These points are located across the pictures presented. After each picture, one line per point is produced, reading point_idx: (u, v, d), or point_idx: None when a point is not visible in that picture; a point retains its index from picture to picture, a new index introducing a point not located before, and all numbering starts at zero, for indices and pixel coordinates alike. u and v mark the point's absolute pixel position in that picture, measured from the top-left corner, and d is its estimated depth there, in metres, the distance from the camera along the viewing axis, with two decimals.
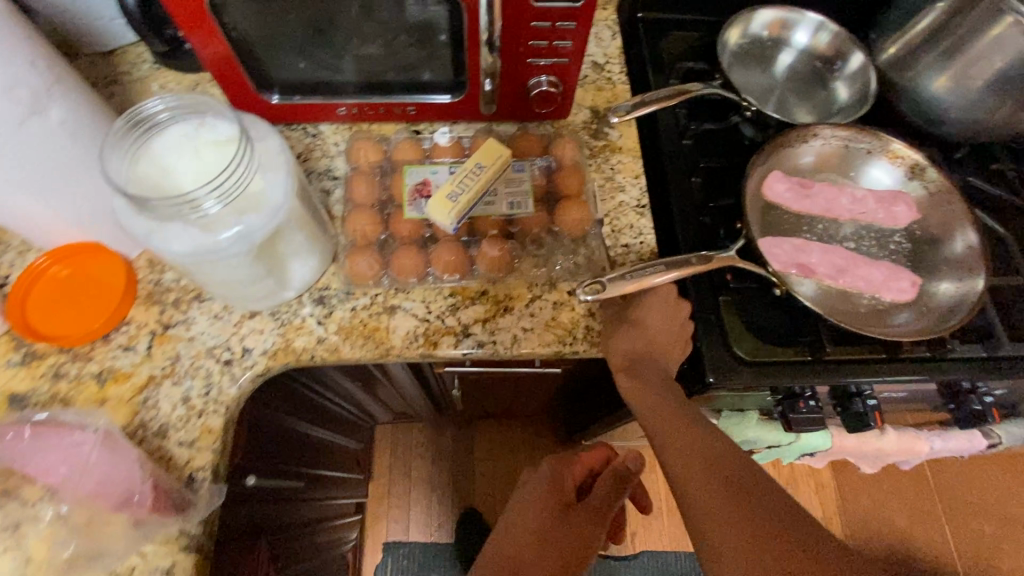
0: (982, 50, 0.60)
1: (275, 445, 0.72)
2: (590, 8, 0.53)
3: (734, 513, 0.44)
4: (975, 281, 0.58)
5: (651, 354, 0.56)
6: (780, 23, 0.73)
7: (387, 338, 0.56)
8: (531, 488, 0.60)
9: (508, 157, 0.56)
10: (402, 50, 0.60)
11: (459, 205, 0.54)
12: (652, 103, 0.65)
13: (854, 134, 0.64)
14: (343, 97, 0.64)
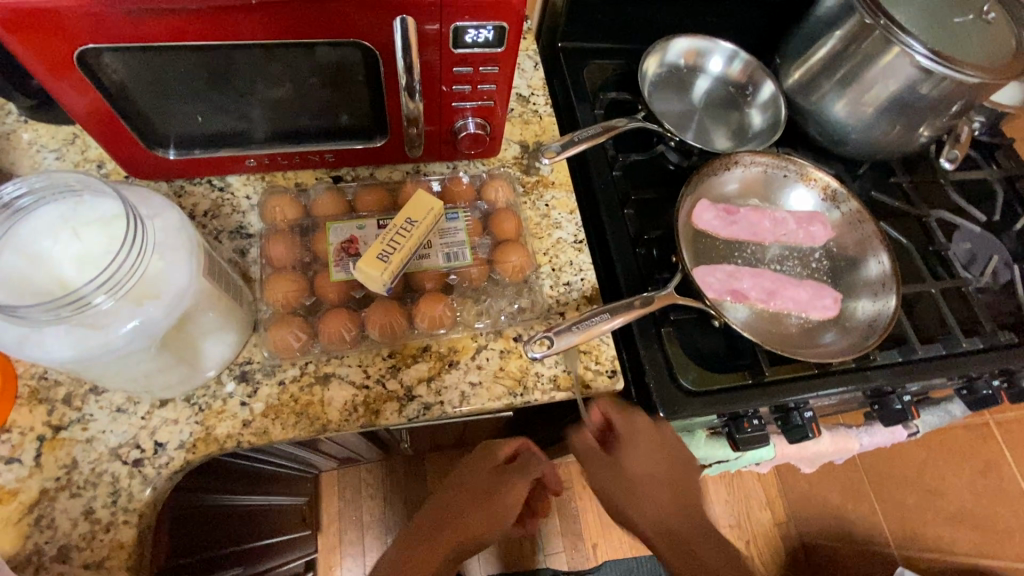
0: (877, 77, 0.64)
1: (202, 530, 0.65)
2: (512, 52, 0.52)
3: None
4: (889, 299, 0.61)
5: (637, 469, 0.59)
6: (694, 51, 0.76)
7: (322, 412, 0.52)
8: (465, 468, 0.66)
9: (440, 211, 0.52)
10: (315, 97, 0.55)
11: (392, 265, 0.49)
12: (582, 141, 0.65)
13: (773, 160, 0.67)
14: (253, 147, 0.58)
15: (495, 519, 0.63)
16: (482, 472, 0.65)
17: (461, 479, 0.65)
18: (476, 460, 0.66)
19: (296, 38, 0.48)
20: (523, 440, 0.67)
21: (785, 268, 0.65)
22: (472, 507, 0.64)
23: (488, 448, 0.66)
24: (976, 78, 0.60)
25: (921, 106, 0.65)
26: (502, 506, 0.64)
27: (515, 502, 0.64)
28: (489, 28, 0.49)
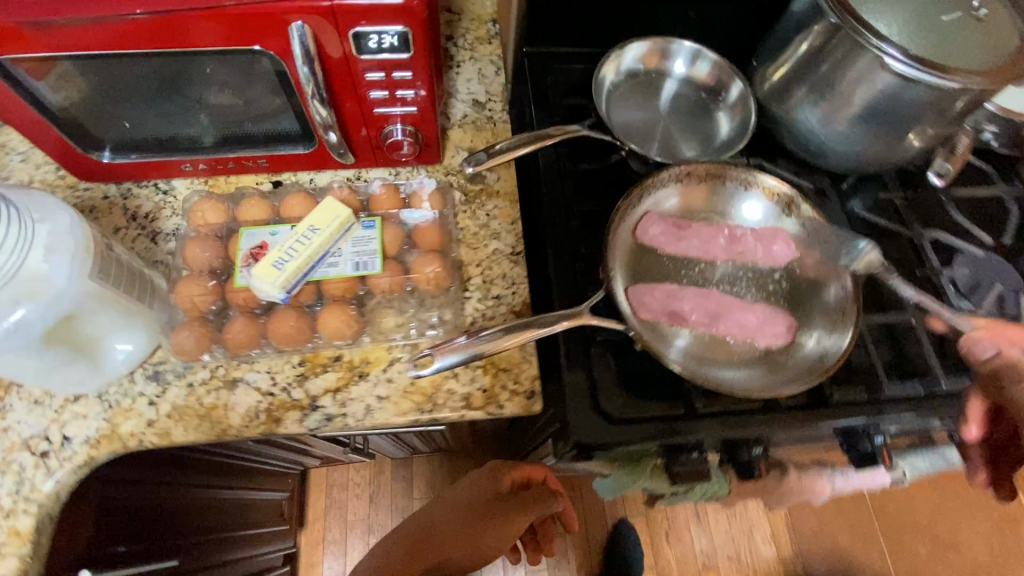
0: (851, 83, 0.58)
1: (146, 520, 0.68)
2: (424, 59, 0.50)
3: None
4: (843, 335, 0.54)
5: None
6: (657, 54, 0.71)
7: (224, 416, 0.53)
8: (470, 484, 0.70)
9: (347, 217, 0.51)
10: (251, 107, 0.57)
11: (287, 273, 0.49)
12: (507, 148, 0.63)
13: (723, 169, 0.62)
14: (199, 152, 0.60)
15: (483, 546, 0.65)
16: (488, 492, 0.69)
17: (464, 495, 0.70)
18: (485, 481, 0.70)
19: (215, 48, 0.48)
20: (539, 469, 0.70)
21: (737, 289, 0.59)
22: (466, 527, 0.66)
23: (496, 471, 0.70)
24: (964, 83, 0.53)
25: (903, 114, 0.58)
26: (494, 533, 0.66)
27: (508, 535, 0.67)
28: (391, 34, 0.47)
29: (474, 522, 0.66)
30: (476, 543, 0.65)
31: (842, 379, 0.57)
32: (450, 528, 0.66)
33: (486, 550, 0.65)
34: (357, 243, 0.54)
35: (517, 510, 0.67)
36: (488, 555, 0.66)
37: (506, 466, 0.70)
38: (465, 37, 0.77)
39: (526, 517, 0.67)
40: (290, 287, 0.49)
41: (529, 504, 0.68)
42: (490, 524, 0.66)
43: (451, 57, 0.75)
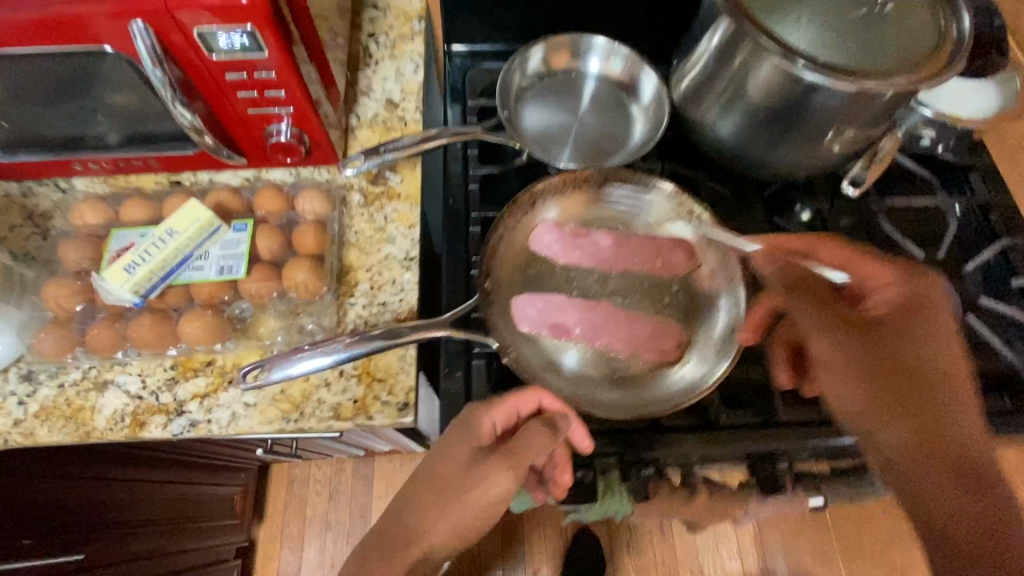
0: (756, 88, 0.53)
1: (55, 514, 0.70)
2: (287, 58, 0.48)
3: (950, 487, 0.44)
4: (720, 364, 0.54)
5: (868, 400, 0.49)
6: (568, 50, 0.67)
7: (90, 419, 0.52)
8: (448, 446, 0.51)
9: (206, 219, 0.54)
10: (147, 105, 0.54)
11: (139, 276, 0.52)
12: (388, 154, 0.60)
13: (618, 173, 0.59)
14: (106, 150, 0.59)
15: (468, 507, 0.50)
16: (468, 452, 0.50)
17: (447, 461, 0.51)
18: (465, 438, 0.50)
19: (87, 44, 0.46)
20: (534, 393, 0.50)
21: (631, 302, 0.57)
22: (449, 488, 0.50)
23: (475, 422, 0.50)
24: (875, 87, 0.49)
25: (812, 121, 0.54)
26: (479, 490, 0.50)
27: (497, 496, 0.49)
28: (239, 33, 0.45)
29: (459, 485, 0.50)
30: (460, 511, 0.50)
31: (731, 400, 0.56)
32: (431, 488, 0.51)
33: (473, 506, 0.50)
34: (222, 245, 0.55)
35: (497, 456, 0.50)
36: (475, 518, 0.50)
37: (480, 411, 0.50)
38: (388, 35, 0.73)
39: (515, 473, 0.50)
40: (142, 289, 0.52)
41: (518, 449, 0.50)
42: (483, 478, 0.50)
43: (369, 54, 0.72)
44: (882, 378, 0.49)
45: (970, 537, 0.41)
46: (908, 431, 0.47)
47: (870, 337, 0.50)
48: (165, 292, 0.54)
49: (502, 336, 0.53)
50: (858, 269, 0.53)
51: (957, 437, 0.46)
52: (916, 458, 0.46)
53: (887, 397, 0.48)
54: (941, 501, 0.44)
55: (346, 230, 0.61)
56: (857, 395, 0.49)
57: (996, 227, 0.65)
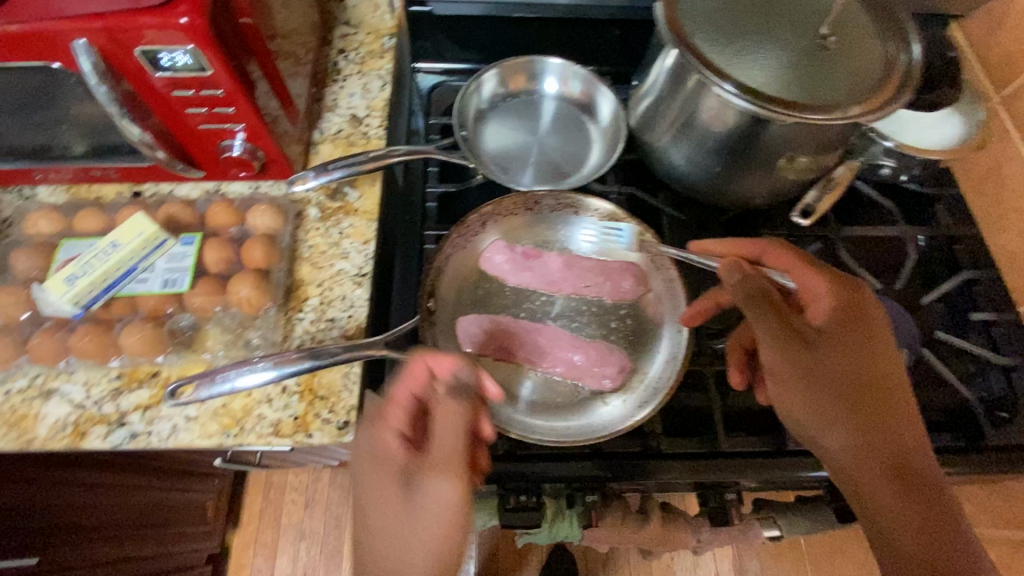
0: (704, 116, 0.53)
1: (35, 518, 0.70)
2: (230, 76, 0.49)
3: (907, 505, 0.43)
4: (655, 398, 0.53)
5: (826, 405, 0.46)
6: (526, 72, 0.68)
7: (32, 427, 0.52)
8: (365, 485, 0.43)
9: (150, 233, 0.54)
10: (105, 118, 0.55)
11: (79, 288, 0.52)
12: (338, 172, 0.60)
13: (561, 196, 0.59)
14: (69, 160, 0.59)
15: (426, 528, 0.40)
16: (392, 479, 0.42)
17: (377, 500, 0.42)
18: (380, 459, 0.43)
19: (37, 60, 0.47)
20: (416, 364, 0.45)
21: (577, 326, 0.56)
22: (397, 526, 0.41)
23: (379, 440, 0.43)
24: (817, 117, 0.48)
25: (759, 150, 0.54)
26: (427, 508, 0.41)
27: (442, 505, 0.40)
28: (182, 52, 0.46)
29: (403, 515, 0.41)
30: (423, 542, 0.40)
31: (677, 430, 0.55)
32: (382, 535, 0.42)
33: (432, 526, 0.40)
34: (170, 260, 0.56)
35: (427, 465, 0.42)
36: (449, 541, 0.41)
37: (376, 421, 0.44)
38: (357, 51, 0.74)
39: (451, 469, 0.41)
40: (83, 300, 0.53)
41: (441, 447, 0.42)
42: (428, 501, 0.41)
43: (337, 70, 0.73)
44: (830, 388, 0.46)
45: (913, 538, 0.43)
46: (855, 440, 0.45)
47: (818, 345, 0.47)
48: (112, 303, 0.54)
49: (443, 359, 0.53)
50: (794, 273, 0.52)
51: (900, 442, 0.45)
52: (865, 471, 0.45)
53: (838, 405, 0.46)
54: (888, 506, 0.44)
55: (300, 244, 0.61)
56: (804, 406, 0.47)
57: (960, 259, 0.64)
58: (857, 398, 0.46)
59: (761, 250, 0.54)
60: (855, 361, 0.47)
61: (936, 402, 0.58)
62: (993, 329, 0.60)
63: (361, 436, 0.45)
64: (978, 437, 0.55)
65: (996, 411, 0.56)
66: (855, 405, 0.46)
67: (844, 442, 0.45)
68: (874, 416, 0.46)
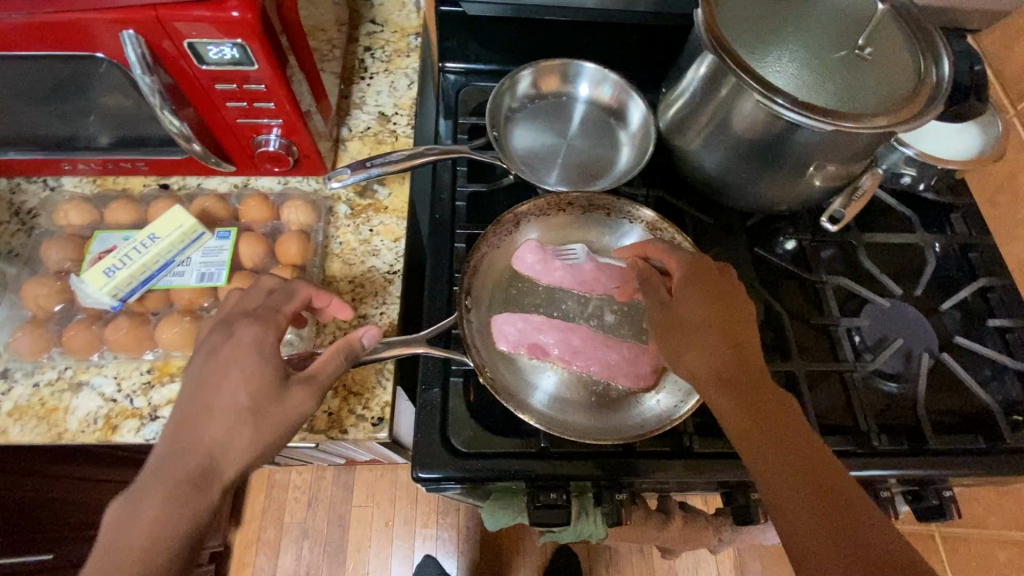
0: (739, 121, 0.54)
1: (52, 510, 0.69)
2: (275, 71, 0.49)
3: (771, 450, 0.43)
4: (689, 397, 0.54)
5: (687, 348, 0.48)
6: (558, 74, 0.68)
7: (62, 420, 0.52)
8: (215, 358, 0.43)
9: (189, 227, 0.54)
10: (138, 110, 0.54)
11: (118, 280, 0.52)
12: (375, 169, 0.60)
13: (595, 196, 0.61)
14: (96, 151, 0.59)
15: (282, 429, 0.43)
16: (271, 372, 0.43)
17: (233, 391, 0.42)
18: (242, 352, 0.43)
19: (81, 49, 0.47)
20: (302, 292, 0.48)
21: (610, 326, 0.57)
22: (186, 419, 0.41)
23: (257, 339, 0.44)
24: (856, 125, 0.49)
25: (792, 158, 0.55)
26: (287, 414, 0.43)
27: (293, 416, 0.43)
28: (230, 46, 0.46)
29: (217, 383, 0.42)
30: (197, 444, 0.40)
31: (708, 430, 0.56)
32: (191, 429, 0.41)
33: (282, 431, 0.43)
34: (207, 254, 0.55)
35: (302, 379, 0.44)
36: (231, 450, 0.41)
37: (227, 329, 0.45)
38: (383, 49, 0.74)
39: (318, 390, 0.44)
40: (121, 293, 0.53)
41: (325, 372, 0.45)
42: (292, 406, 0.43)
43: (364, 68, 0.73)
44: (681, 327, 0.49)
45: (769, 452, 0.43)
46: (708, 368, 0.47)
47: (676, 301, 0.50)
48: (147, 296, 0.54)
49: (481, 356, 0.54)
50: (669, 262, 0.54)
51: (747, 366, 0.47)
52: (733, 418, 0.45)
53: (691, 340, 0.48)
54: (739, 422, 0.44)
55: (331, 240, 0.61)
56: (668, 346, 0.49)
57: (976, 266, 0.66)
58: (711, 342, 0.47)
59: (642, 251, 0.56)
60: (705, 306, 0.49)
61: (954, 405, 0.59)
62: (1006, 335, 0.62)
63: (204, 346, 0.44)
64: (996, 439, 0.57)
65: (1013, 415, 0.58)
66: (707, 334, 0.48)
67: (700, 369, 0.47)
68: (732, 362, 0.47)
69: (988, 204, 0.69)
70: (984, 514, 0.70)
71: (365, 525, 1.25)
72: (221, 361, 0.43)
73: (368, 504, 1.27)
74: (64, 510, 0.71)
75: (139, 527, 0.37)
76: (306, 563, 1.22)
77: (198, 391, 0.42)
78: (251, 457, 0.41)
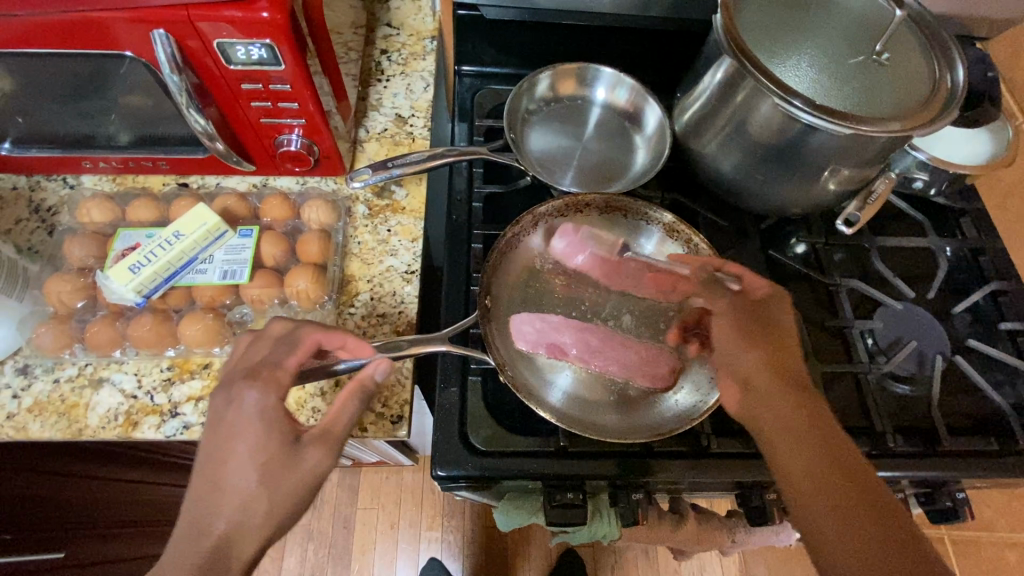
0: (757, 125, 0.55)
1: (65, 509, 0.68)
2: (301, 71, 0.50)
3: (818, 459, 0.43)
4: (707, 396, 0.55)
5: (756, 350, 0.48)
6: (575, 77, 0.69)
7: (83, 416, 0.52)
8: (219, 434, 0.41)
9: (212, 225, 0.54)
10: (161, 109, 0.55)
11: (143, 277, 0.52)
12: (396, 170, 0.61)
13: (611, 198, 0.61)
14: (116, 150, 0.59)
15: (300, 494, 0.41)
16: (278, 440, 0.41)
17: (241, 466, 0.40)
18: (242, 426, 0.41)
19: (109, 47, 0.47)
20: (306, 340, 0.46)
21: (627, 327, 0.58)
22: (196, 499, 0.40)
23: (259, 406, 0.42)
24: (876, 130, 0.49)
25: (809, 161, 0.55)
26: (302, 479, 0.41)
27: (309, 480, 0.42)
28: (258, 46, 0.47)
29: (222, 459, 0.40)
30: (209, 524, 0.39)
31: (724, 430, 0.57)
32: (204, 509, 0.40)
33: (300, 498, 0.41)
34: (228, 252, 0.56)
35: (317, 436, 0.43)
36: (243, 529, 0.39)
37: (227, 395, 0.43)
38: (400, 52, 0.74)
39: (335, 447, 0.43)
40: (145, 290, 0.53)
41: (339, 424, 0.43)
42: (305, 472, 0.41)
43: (380, 70, 0.73)
44: (747, 326, 0.50)
45: (812, 462, 0.43)
46: (769, 369, 0.47)
47: (763, 308, 0.51)
48: (169, 293, 0.54)
49: (500, 354, 0.54)
50: (744, 279, 0.53)
51: (806, 382, 0.48)
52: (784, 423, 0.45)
53: (758, 341, 0.49)
54: (782, 429, 0.45)
55: (349, 240, 0.62)
56: (734, 344, 0.49)
57: (986, 271, 0.66)
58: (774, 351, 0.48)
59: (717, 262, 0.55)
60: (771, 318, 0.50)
61: (967, 408, 0.60)
62: (1018, 339, 0.63)
63: (209, 416, 0.43)
64: (1010, 441, 0.57)
65: None
66: (770, 343, 0.49)
67: (758, 369, 0.47)
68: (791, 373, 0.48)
69: (997, 209, 0.70)
70: (993, 517, 0.70)
71: (370, 528, 1.25)
72: (228, 431, 0.41)
73: (373, 506, 1.27)
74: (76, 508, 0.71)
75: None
76: (311, 565, 1.21)
77: (205, 469, 0.40)
78: (267, 532, 0.40)
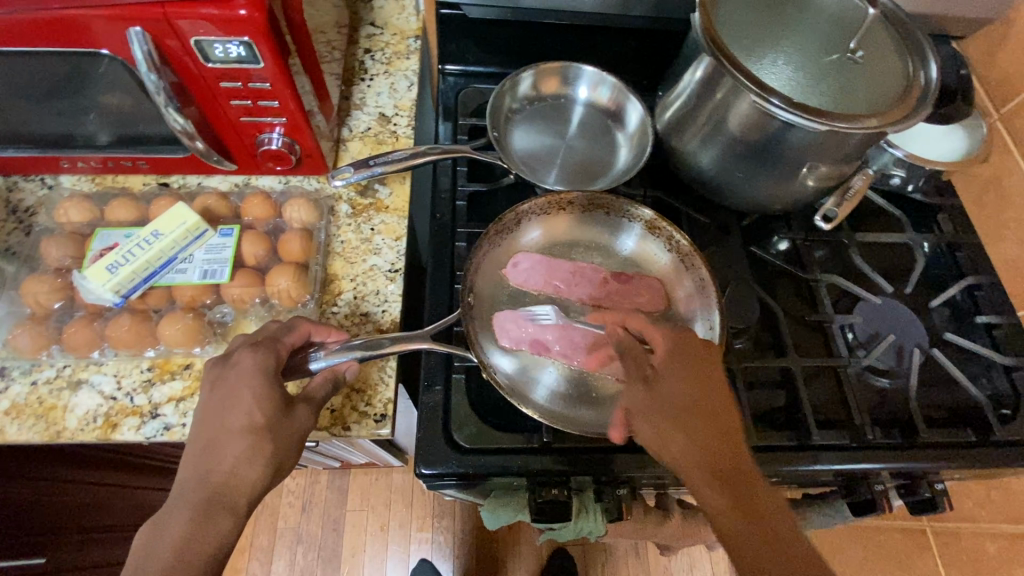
0: (737, 121, 0.55)
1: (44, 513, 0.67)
2: (280, 66, 0.49)
3: (744, 525, 0.41)
4: None
5: (659, 403, 0.46)
6: (559, 76, 0.70)
7: (61, 418, 0.51)
8: (228, 386, 0.44)
9: (192, 224, 0.54)
10: (139, 108, 0.54)
11: (120, 277, 0.52)
12: (377, 168, 0.61)
13: (593, 197, 0.62)
14: (95, 149, 0.58)
15: (295, 442, 0.45)
16: (280, 395, 0.45)
17: (244, 412, 0.43)
18: (242, 380, 0.44)
19: (85, 45, 0.47)
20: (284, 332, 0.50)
21: None
22: (203, 445, 0.43)
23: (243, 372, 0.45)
24: (853, 127, 0.49)
25: (788, 158, 0.56)
26: (294, 435, 0.45)
27: (305, 430, 0.46)
28: (236, 44, 0.47)
29: (227, 407, 0.43)
30: (213, 471, 0.42)
31: None
32: (210, 454, 0.42)
33: (294, 446, 0.45)
34: (208, 252, 0.56)
35: (303, 399, 0.47)
36: (242, 479, 0.42)
37: (226, 362, 0.46)
38: (383, 52, 0.74)
39: (316, 407, 0.47)
40: (124, 289, 0.53)
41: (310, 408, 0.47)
42: (303, 422, 0.46)
43: (364, 69, 0.73)
44: (678, 407, 0.45)
45: (738, 530, 0.41)
46: (699, 453, 0.44)
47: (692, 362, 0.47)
48: (149, 293, 0.54)
49: (483, 352, 0.54)
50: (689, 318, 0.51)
51: (730, 439, 0.45)
52: (701, 488, 0.43)
53: (683, 418, 0.45)
54: (734, 522, 0.41)
55: (332, 239, 0.61)
56: (657, 418, 0.45)
57: (963, 265, 0.67)
58: (666, 418, 0.45)
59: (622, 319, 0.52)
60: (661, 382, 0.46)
61: (944, 399, 0.61)
62: (994, 332, 0.64)
63: (208, 379, 0.46)
64: (985, 432, 0.58)
65: (1001, 409, 0.60)
66: (672, 413, 0.45)
67: (685, 453, 0.44)
68: (701, 433, 0.45)
69: (974, 204, 0.71)
70: (974, 508, 0.71)
71: (359, 530, 1.24)
72: (234, 384, 0.44)
73: (362, 509, 1.26)
74: (60, 513, 0.70)
75: (168, 546, 0.39)
76: (299, 568, 1.20)
77: (210, 420, 0.43)
78: (264, 479, 0.43)
